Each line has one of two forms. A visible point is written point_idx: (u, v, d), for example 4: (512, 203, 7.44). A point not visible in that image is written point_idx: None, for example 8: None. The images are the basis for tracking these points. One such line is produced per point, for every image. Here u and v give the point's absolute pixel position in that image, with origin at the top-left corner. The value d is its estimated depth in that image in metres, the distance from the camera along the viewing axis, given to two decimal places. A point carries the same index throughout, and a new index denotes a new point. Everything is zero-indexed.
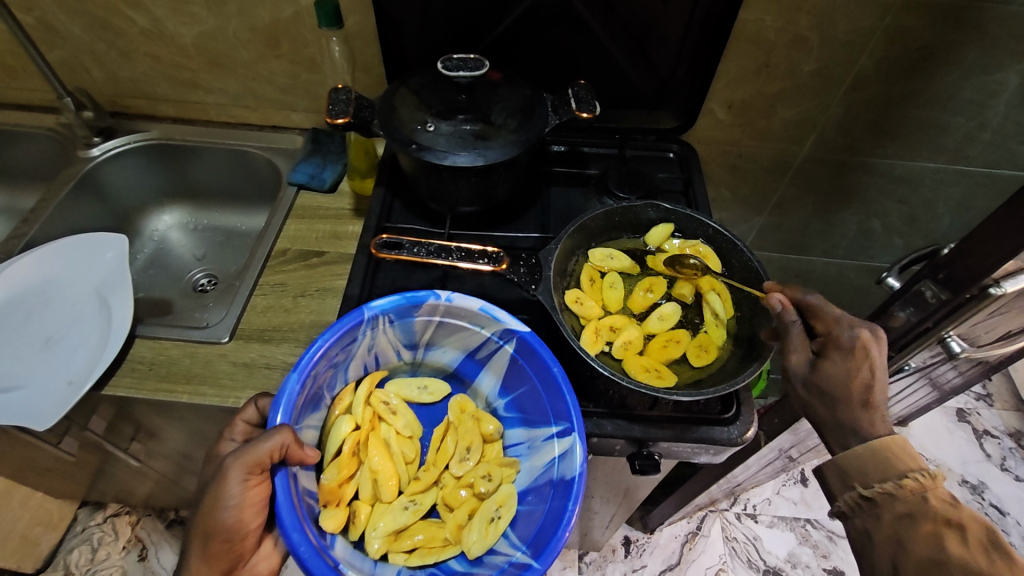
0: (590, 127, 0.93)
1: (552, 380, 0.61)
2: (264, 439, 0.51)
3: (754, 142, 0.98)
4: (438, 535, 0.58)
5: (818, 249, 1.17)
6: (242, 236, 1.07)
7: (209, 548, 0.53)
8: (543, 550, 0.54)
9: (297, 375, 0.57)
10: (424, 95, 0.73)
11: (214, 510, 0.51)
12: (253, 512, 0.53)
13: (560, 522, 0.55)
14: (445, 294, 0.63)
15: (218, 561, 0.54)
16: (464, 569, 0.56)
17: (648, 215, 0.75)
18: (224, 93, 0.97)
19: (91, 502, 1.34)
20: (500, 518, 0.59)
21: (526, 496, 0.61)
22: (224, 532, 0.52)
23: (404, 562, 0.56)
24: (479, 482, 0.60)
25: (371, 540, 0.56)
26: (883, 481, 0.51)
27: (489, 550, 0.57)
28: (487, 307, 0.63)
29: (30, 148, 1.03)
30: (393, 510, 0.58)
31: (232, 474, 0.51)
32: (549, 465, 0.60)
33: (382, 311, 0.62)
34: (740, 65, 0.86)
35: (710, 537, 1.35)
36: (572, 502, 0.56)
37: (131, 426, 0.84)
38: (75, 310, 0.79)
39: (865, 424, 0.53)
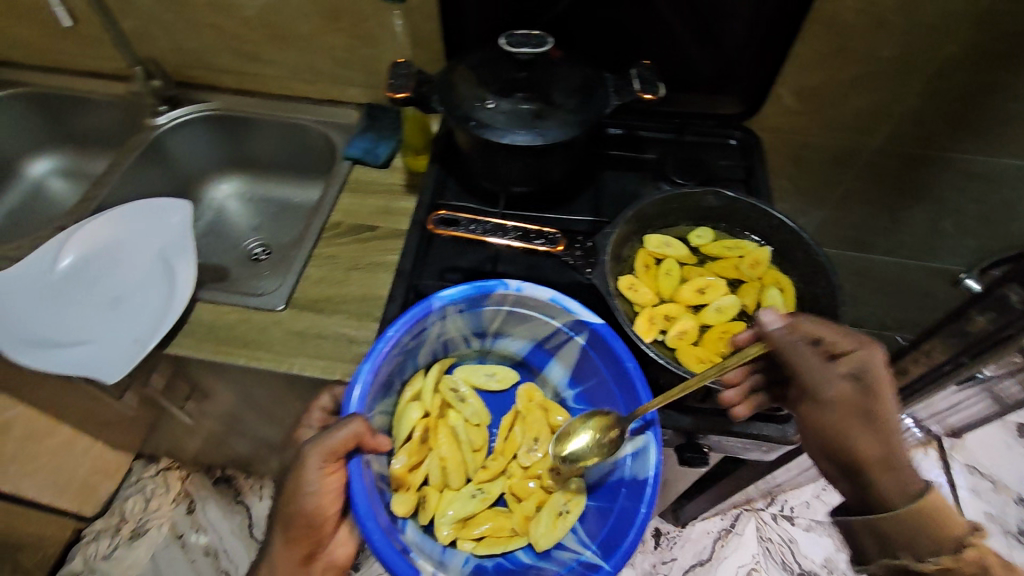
0: (648, 111, 0.90)
1: (626, 375, 0.60)
2: (340, 427, 0.52)
3: (822, 131, 0.93)
4: (506, 524, 0.59)
5: (882, 248, 1.11)
6: (297, 209, 1.09)
7: (292, 530, 0.56)
8: (614, 552, 0.54)
9: (368, 366, 0.58)
10: (482, 72, 0.72)
11: (296, 495, 0.54)
12: (331, 498, 0.55)
13: (632, 525, 0.55)
14: (516, 284, 0.63)
15: (302, 541, 0.57)
16: (532, 560, 0.57)
17: (709, 202, 0.71)
18: (284, 65, 0.99)
19: (146, 456, 1.42)
20: (568, 513, 0.59)
21: (596, 491, 0.61)
22: (305, 516, 0.55)
23: (471, 550, 0.57)
24: (548, 475, 0.62)
25: (440, 526, 0.58)
26: (939, 554, 0.46)
27: (557, 544, 0.58)
28: (558, 297, 0.62)
29: (102, 115, 1.07)
30: (461, 498, 0.60)
31: (311, 461, 0.52)
32: (621, 463, 0.60)
33: (452, 300, 0.62)
34: (813, 49, 0.82)
35: (744, 535, 1.33)
36: (645, 504, 0.55)
37: (188, 384, 0.89)
38: (142, 272, 0.82)
39: (904, 480, 0.47)
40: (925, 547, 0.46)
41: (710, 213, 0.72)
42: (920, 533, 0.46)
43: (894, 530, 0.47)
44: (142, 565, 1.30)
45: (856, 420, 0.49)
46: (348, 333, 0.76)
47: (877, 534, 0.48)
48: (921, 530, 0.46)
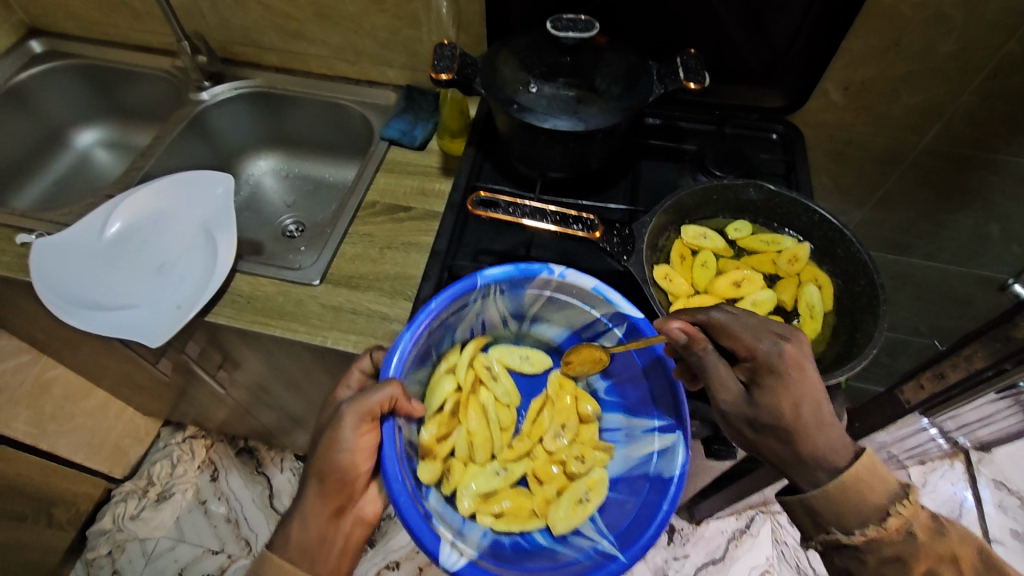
0: (690, 102, 0.89)
1: (662, 372, 0.61)
2: (377, 390, 0.54)
3: (867, 128, 0.91)
4: (526, 504, 0.60)
5: (920, 252, 1.08)
6: (331, 187, 1.11)
7: (326, 484, 0.56)
8: (632, 545, 0.56)
9: (409, 335, 0.59)
10: (526, 56, 0.72)
11: (331, 452, 0.55)
12: (364, 457, 0.56)
13: (652, 521, 0.57)
14: (561, 270, 0.63)
15: (333, 498, 0.57)
16: (549, 543, 0.59)
17: (749, 195, 0.70)
18: (327, 45, 1.00)
19: (173, 423, 1.47)
20: (588, 501, 0.60)
21: (617, 484, 0.62)
22: (339, 473, 0.56)
23: (490, 525, 0.58)
24: (573, 462, 0.62)
25: (462, 497, 0.59)
26: (864, 526, 0.50)
27: (575, 530, 0.59)
28: (601, 287, 0.62)
29: (149, 88, 1.10)
30: (484, 473, 0.61)
31: (347, 419, 0.54)
32: (646, 459, 0.61)
33: (495, 279, 0.62)
34: (865, 43, 0.80)
35: (759, 537, 1.32)
36: (668, 502, 0.57)
37: (220, 353, 0.91)
38: (184, 241, 0.84)
39: (835, 455, 0.51)
40: (852, 519, 0.50)
41: (751, 206, 0.71)
42: (847, 507, 0.50)
43: (824, 506, 0.51)
44: (166, 527, 1.34)
45: (762, 421, 0.51)
46: (381, 310, 0.77)
47: (809, 509, 0.52)
48: (846, 504, 0.50)
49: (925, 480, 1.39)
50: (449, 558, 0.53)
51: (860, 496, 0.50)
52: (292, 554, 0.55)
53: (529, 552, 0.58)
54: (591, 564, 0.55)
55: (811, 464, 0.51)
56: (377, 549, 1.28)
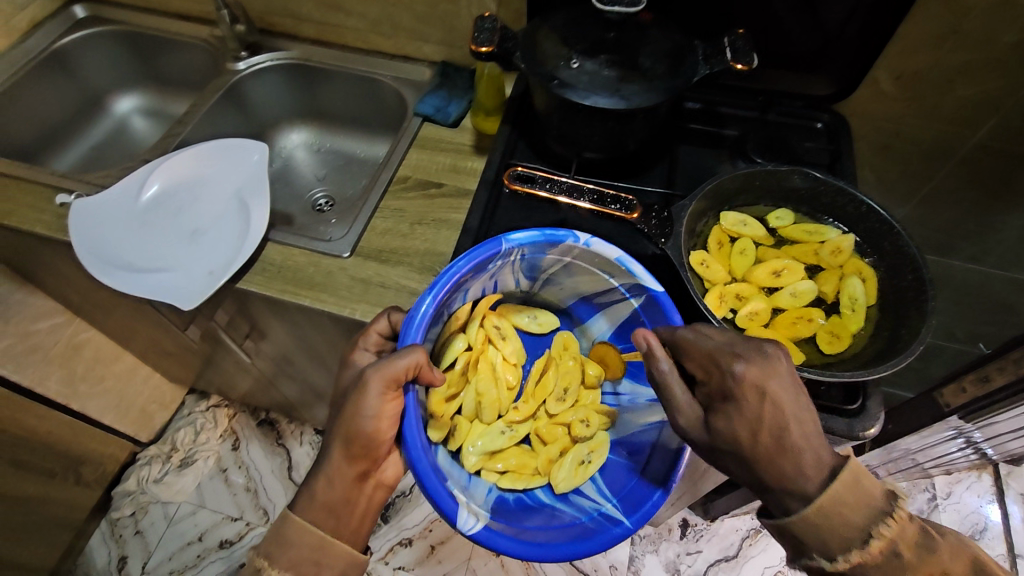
0: (733, 88, 0.87)
1: None
2: (401, 356, 0.53)
3: (917, 120, 0.87)
4: (529, 463, 0.61)
5: (964, 253, 1.04)
6: (362, 162, 1.11)
7: (352, 449, 0.56)
8: (635, 510, 0.56)
9: (431, 298, 0.57)
10: (569, 31, 0.70)
11: (355, 418, 0.54)
12: (389, 424, 0.55)
13: (657, 487, 0.56)
14: (585, 238, 0.60)
15: (360, 462, 0.57)
16: (550, 501, 0.59)
17: (793, 182, 0.68)
18: (364, 18, 0.99)
19: (198, 391, 1.49)
20: (590, 462, 0.61)
21: (617, 447, 0.63)
22: (364, 439, 0.55)
23: (495, 482, 0.59)
24: (578, 425, 0.62)
25: (468, 455, 0.59)
26: (846, 553, 0.45)
27: (576, 489, 0.60)
28: (624, 258, 0.60)
29: (187, 57, 1.11)
30: (491, 432, 0.61)
31: (372, 387, 0.53)
32: (652, 426, 0.60)
33: (520, 244, 0.60)
34: (923, 30, 0.77)
35: (774, 537, 1.30)
36: (673, 472, 0.55)
37: (246, 323, 0.92)
38: (219, 209, 0.85)
39: (810, 479, 0.46)
40: (834, 544, 0.46)
41: (795, 194, 0.69)
42: (828, 531, 0.45)
43: (807, 534, 0.46)
44: (188, 492, 1.37)
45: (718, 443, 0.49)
46: (409, 285, 0.77)
47: (788, 537, 0.47)
48: (826, 530, 0.45)
49: (950, 492, 1.35)
50: (465, 522, 0.52)
51: (842, 522, 0.45)
52: (317, 514, 0.56)
53: (531, 508, 0.59)
54: (594, 526, 0.56)
55: (780, 494, 0.47)
56: (390, 526, 1.29)
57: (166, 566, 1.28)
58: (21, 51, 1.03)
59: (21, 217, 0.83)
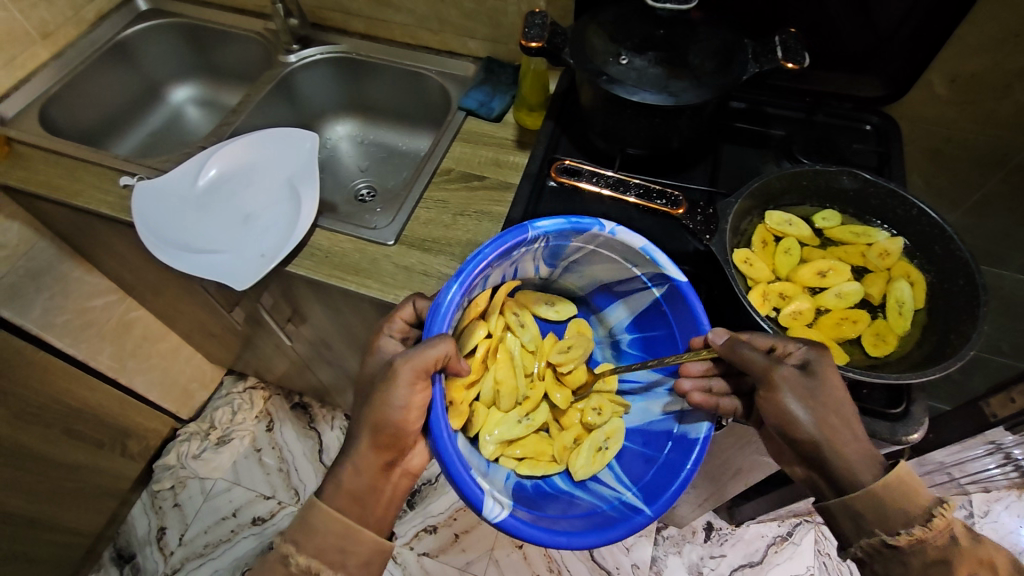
0: (779, 88, 0.86)
1: (694, 332, 0.61)
2: (431, 346, 0.54)
3: (972, 126, 0.85)
4: (546, 451, 0.62)
5: (1014, 263, 1.01)
6: (403, 155, 1.14)
7: (379, 438, 0.58)
8: (657, 500, 0.57)
9: (457, 286, 0.57)
10: (618, 29, 0.71)
11: (384, 407, 0.56)
12: (416, 415, 0.57)
13: (677, 478, 0.57)
14: (611, 227, 0.60)
15: (385, 452, 0.59)
16: (568, 488, 0.60)
17: (842, 183, 0.67)
18: (412, 13, 1.01)
19: (235, 373, 1.55)
20: (607, 449, 0.62)
21: (634, 435, 0.64)
22: (392, 428, 0.57)
23: (513, 468, 0.60)
24: (590, 413, 0.64)
25: (486, 443, 0.59)
26: (910, 526, 0.50)
27: (593, 477, 0.61)
28: (649, 247, 0.60)
29: (241, 49, 1.15)
30: (508, 421, 0.61)
31: (402, 374, 0.54)
32: (671, 416, 0.62)
33: (546, 232, 0.60)
34: (982, 32, 0.75)
35: (801, 546, 1.28)
36: (692, 461, 0.57)
37: (289, 307, 0.95)
38: (270, 195, 0.88)
39: (876, 458, 0.52)
40: (896, 519, 0.50)
41: (842, 195, 0.69)
42: (892, 506, 0.50)
43: (867, 509, 0.51)
44: (224, 469, 1.42)
45: (812, 397, 0.53)
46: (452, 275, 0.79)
47: (852, 511, 0.52)
48: (891, 503, 0.50)
49: (987, 510, 1.32)
50: (491, 510, 0.52)
51: (905, 496, 0.50)
52: (343, 502, 0.58)
53: (549, 495, 0.60)
54: (615, 514, 0.56)
55: (853, 467, 0.52)
56: (416, 512, 1.32)
57: (202, 539, 1.33)
58: (88, 41, 1.08)
59: (87, 199, 0.88)
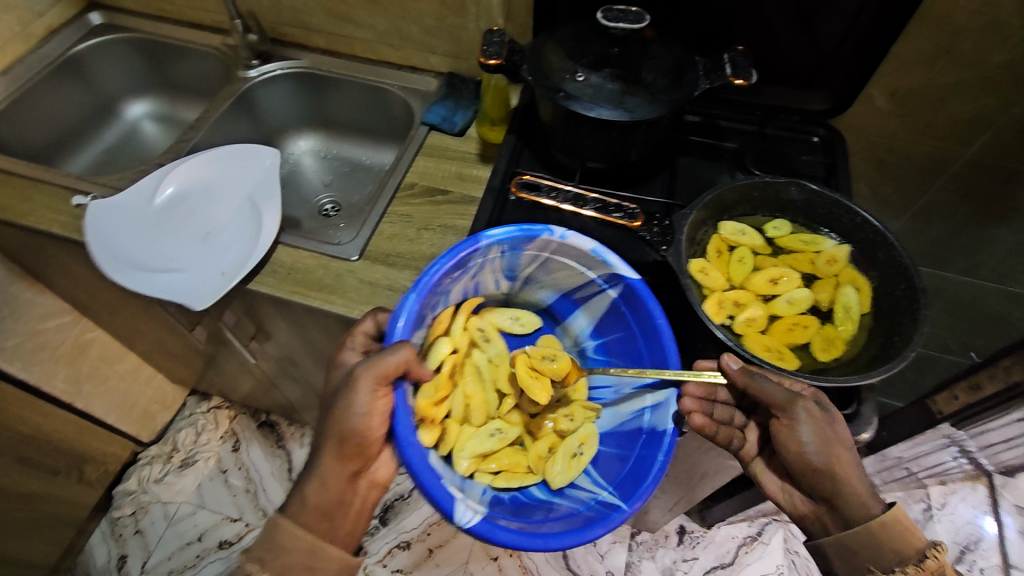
0: (731, 101, 0.89)
1: (655, 331, 0.61)
2: (391, 352, 0.54)
3: (912, 137, 0.90)
4: (522, 462, 0.61)
5: (956, 266, 1.06)
6: (368, 170, 1.13)
7: (345, 447, 0.57)
8: (632, 494, 0.56)
9: (416, 296, 0.59)
10: (573, 47, 0.73)
11: (346, 416, 0.55)
12: (379, 422, 0.57)
13: (651, 470, 0.57)
14: (561, 232, 0.63)
15: (351, 460, 0.58)
16: (546, 497, 0.59)
17: (791, 194, 0.70)
18: (373, 29, 1.02)
19: (199, 393, 1.50)
20: (582, 454, 0.61)
21: (607, 438, 0.63)
22: (357, 436, 0.56)
23: (490, 483, 0.59)
24: (562, 420, 0.63)
25: (459, 459, 0.58)
26: (902, 565, 0.55)
27: (571, 484, 0.60)
28: (599, 249, 0.62)
29: (199, 64, 1.13)
30: (479, 435, 0.60)
31: (363, 383, 0.54)
32: (641, 413, 0.62)
33: (498, 240, 0.62)
34: (916, 49, 0.80)
35: (770, 545, 1.31)
36: (663, 452, 0.57)
37: (254, 324, 0.94)
38: (231, 211, 0.87)
39: (875, 501, 0.56)
40: (891, 558, 0.55)
41: (791, 205, 0.71)
42: (887, 547, 0.55)
43: (863, 546, 0.55)
44: (188, 492, 1.38)
45: (828, 434, 0.55)
46: None
47: (845, 547, 0.57)
48: (887, 543, 0.55)
49: (945, 503, 1.37)
50: (462, 516, 0.51)
51: (900, 539, 0.55)
52: (309, 518, 0.58)
53: (529, 505, 0.58)
54: (593, 514, 0.55)
55: (855, 509, 0.56)
56: (390, 529, 1.30)
57: (166, 566, 1.29)
58: (36, 57, 1.05)
59: (37, 218, 0.85)
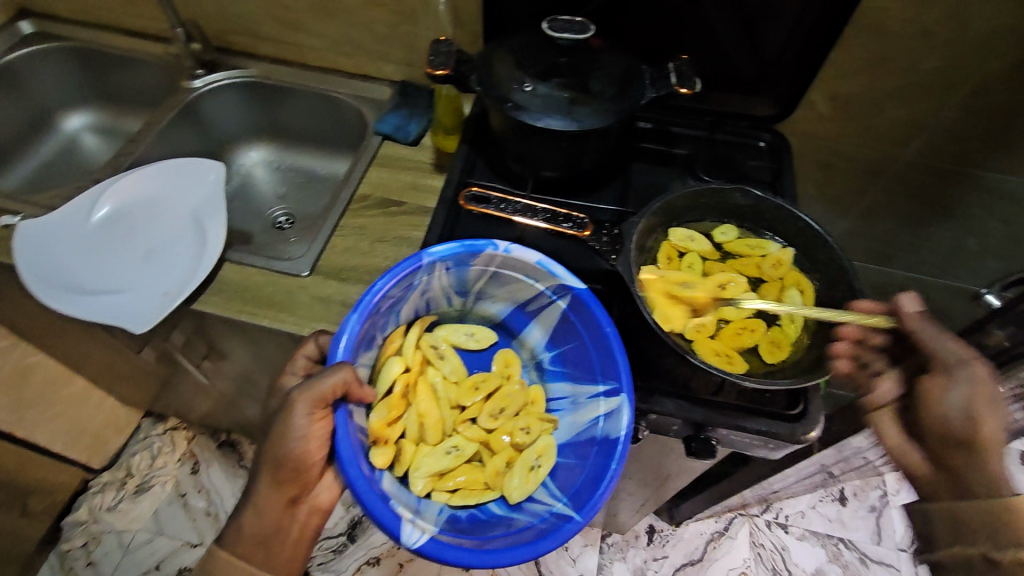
0: (681, 108, 0.90)
1: (604, 340, 0.61)
2: (327, 375, 0.53)
3: (853, 139, 0.93)
4: (480, 478, 0.60)
5: (901, 263, 1.10)
6: (322, 180, 1.11)
7: (279, 473, 0.56)
8: (584, 505, 0.55)
9: (357, 316, 0.58)
10: (521, 55, 0.73)
11: (281, 440, 0.54)
12: (317, 445, 0.56)
13: (601, 480, 0.56)
14: (505, 245, 0.63)
15: (288, 485, 0.57)
16: (504, 513, 0.58)
17: (736, 199, 0.71)
18: (323, 38, 1.00)
19: (155, 413, 1.44)
20: (540, 467, 0.60)
21: (565, 449, 0.63)
22: (292, 461, 0.55)
23: (446, 501, 0.58)
24: (518, 433, 0.62)
25: (415, 480, 0.57)
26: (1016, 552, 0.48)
27: (529, 497, 0.59)
28: (544, 261, 0.62)
29: (140, 74, 1.09)
30: (436, 453, 0.59)
31: (298, 407, 0.53)
32: (594, 423, 0.61)
33: (440, 257, 0.62)
34: (853, 56, 0.82)
35: (737, 539, 1.34)
36: (615, 461, 0.57)
37: (205, 344, 0.91)
38: (175, 228, 0.84)
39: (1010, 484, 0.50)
40: (1005, 537, 0.49)
41: (738, 211, 0.73)
42: (1002, 527, 0.49)
43: (972, 514, 0.51)
44: (144, 519, 1.32)
45: (982, 403, 0.52)
46: None
47: (956, 517, 0.52)
48: (1008, 524, 0.49)
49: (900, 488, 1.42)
50: (410, 536, 0.51)
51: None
52: (245, 548, 0.56)
53: (487, 522, 0.58)
54: (548, 526, 0.55)
55: (977, 476, 0.52)
56: (358, 545, 1.27)
57: None
58: None
59: None
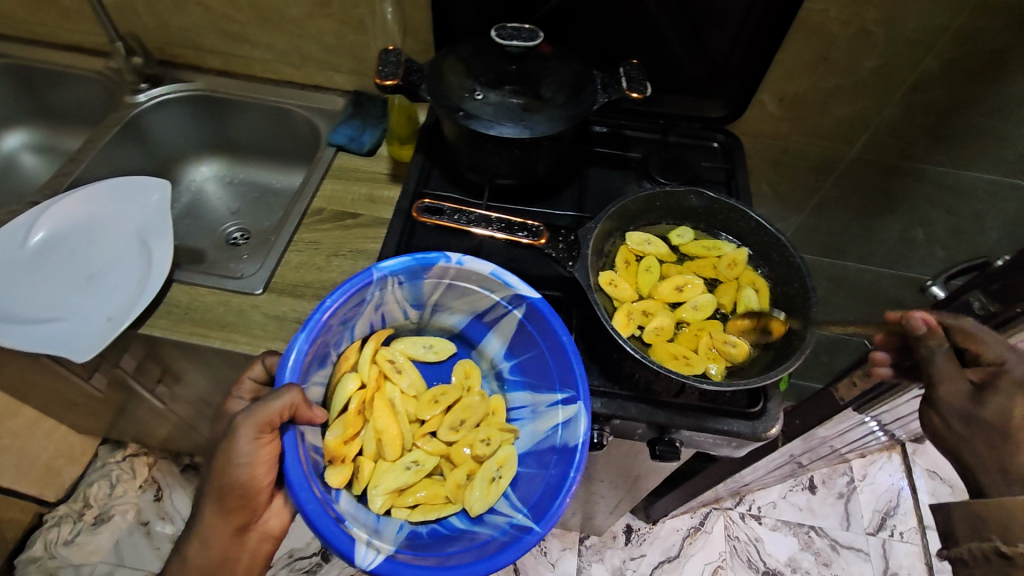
0: (635, 111, 0.91)
1: (561, 348, 0.61)
2: (275, 398, 0.51)
3: (803, 137, 0.95)
4: (440, 492, 0.59)
5: (854, 255, 1.13)
6: (277, 193, 1.08)
7: (226, 501, 0.54)
8: (543, 515, 0.55)
9: (305, 336, 0.56)
10: (471, 63, 0.72)
11: (226, 467, 0.52)
12: (265, 470, 0.54)
13: (560, 489, 0.56)
14: (457, 257, 0.62)
15: (236, 513, 0.55)
16: (466, 526, 0.57)
17: (690, 201, 0.72)
18: (271, 49, 0.97)
19: (112, 440, 1.38)
20: (500, 478, 0.59)
21: (526, 459, 0.62)
22: (239, 488, 0.53)
23: (406, 518, 0.57)
24: (478, 445, 0.61)
25: (374, 497, 0.56)
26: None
27: (489, 509, 0.58)
28: (499, 272, 0.62)
29: (80, 89, 1.05)
30: (394, 470, 0.57)
31: (244, 432, 0.51)
32: (552, 432, 0.61)
33: (392, 271, 0.61)
34: (796, 57, 0.84)
35: (712, 534, 1.35)
36: (573, 469, 0.57)
37: (158, 368, 0.87)
38: (118, 250, 0.80)
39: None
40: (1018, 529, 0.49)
41: (692, 213, 0.74)
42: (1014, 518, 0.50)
43: (989, 511, 0.52)
44: (104, 551, 1.27)
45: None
46: None
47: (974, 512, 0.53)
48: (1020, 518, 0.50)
49: (865, 473, 1.46)
50: (365, 557, 0.50)
51: None
52: None
53: (447, 537, 0.56)
54: (508, 539, 0.54)
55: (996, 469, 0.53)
56: (331, 564, 1.24)
57: None
58: None
59: None
